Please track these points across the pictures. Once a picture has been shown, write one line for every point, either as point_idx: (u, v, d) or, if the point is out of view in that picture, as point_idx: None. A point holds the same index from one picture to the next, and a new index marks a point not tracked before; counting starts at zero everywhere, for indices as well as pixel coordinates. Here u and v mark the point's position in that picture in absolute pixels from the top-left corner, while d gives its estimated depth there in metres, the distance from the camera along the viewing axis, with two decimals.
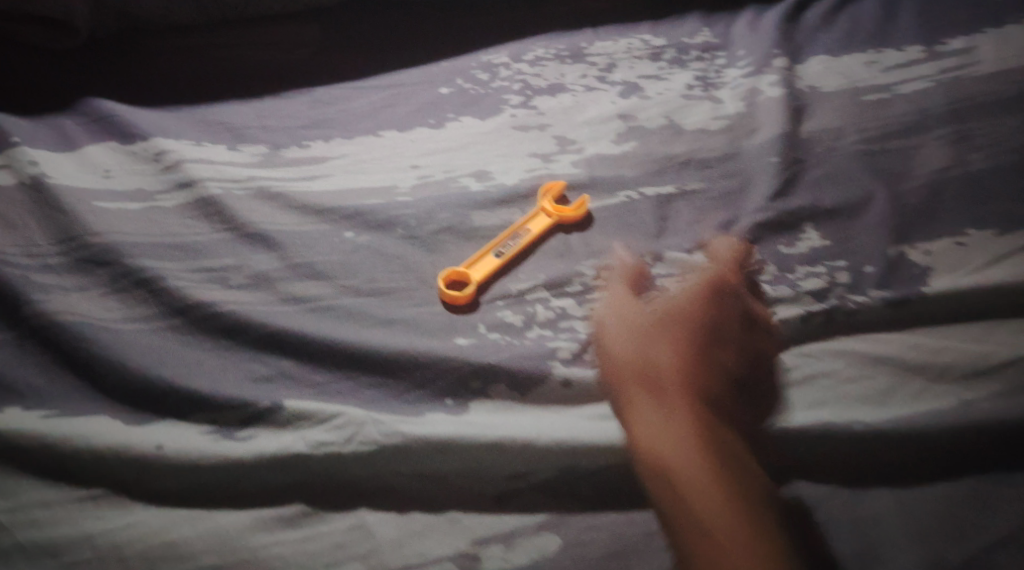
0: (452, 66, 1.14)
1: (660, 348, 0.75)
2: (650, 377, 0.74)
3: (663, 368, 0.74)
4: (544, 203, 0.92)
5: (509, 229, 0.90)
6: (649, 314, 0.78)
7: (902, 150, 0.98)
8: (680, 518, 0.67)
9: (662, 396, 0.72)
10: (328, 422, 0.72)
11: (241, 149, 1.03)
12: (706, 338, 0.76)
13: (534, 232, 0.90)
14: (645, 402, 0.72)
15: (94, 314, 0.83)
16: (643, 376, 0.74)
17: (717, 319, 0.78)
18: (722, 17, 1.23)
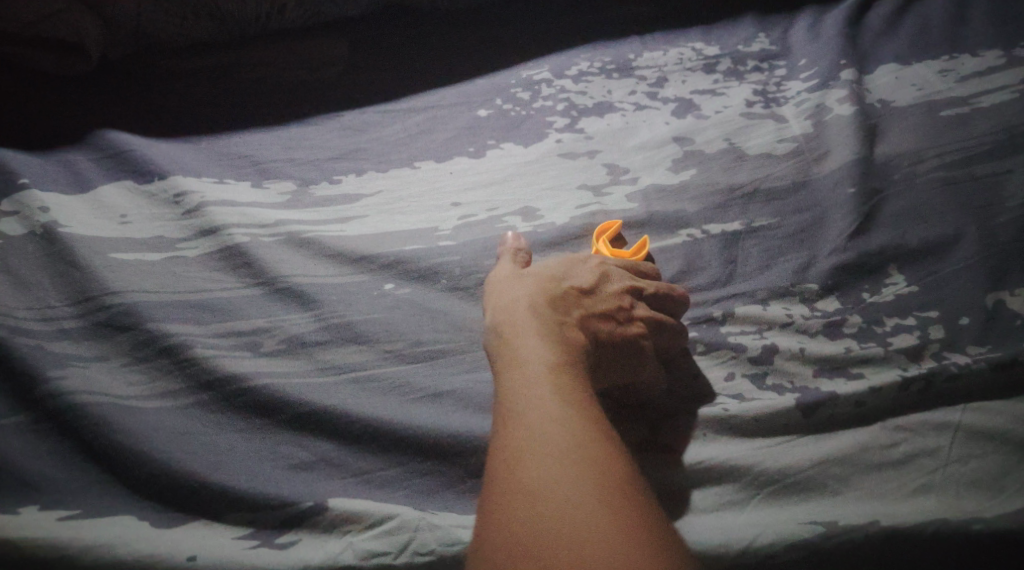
0: (490, 85, 1.06)
1: (528, 278, 0.77)
2: (512, 292, 0.76)
3: (524, 283, 0.76)
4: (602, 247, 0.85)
5: None
6: (522, 279, 0.76)
7: (991, 176, 0.89)
8: (503, 388, 0.68)
9: (522, 304, 0.73)
10: (377, 527, 0.68)
11: (268, 186, 0.95)
12: (570, 280, 0.77)
13: None
14: (506, 308, 0.74)
15: (115, 390, 0.75)
16: (507, 293, 0.76)
17: (586, 274, 0.78)
18: (778, 20, 1.14)
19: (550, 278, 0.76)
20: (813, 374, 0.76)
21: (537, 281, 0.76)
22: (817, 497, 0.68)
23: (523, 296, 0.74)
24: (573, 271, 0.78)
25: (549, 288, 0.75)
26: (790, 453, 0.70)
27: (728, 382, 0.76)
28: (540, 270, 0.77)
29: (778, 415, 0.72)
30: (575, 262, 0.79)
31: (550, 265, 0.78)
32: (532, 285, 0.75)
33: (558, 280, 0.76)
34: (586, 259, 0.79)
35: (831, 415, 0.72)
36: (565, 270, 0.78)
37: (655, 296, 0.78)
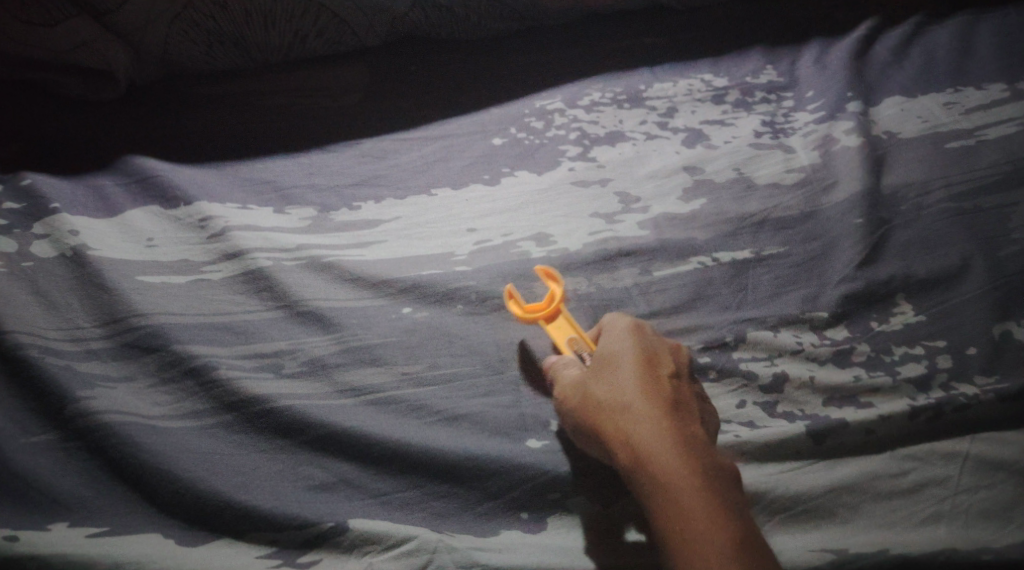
0: (505, 113, 1.09)
1: (620, 375, 0.72)
2: (611, 393, 0.71)
3: (617, 381, 0.72)
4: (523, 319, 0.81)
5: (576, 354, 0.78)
6: (618, 365, 0.72)
7: (995, 208, 0.91)
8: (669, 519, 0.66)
9: (641, 403, 0.70)
10: (396, 549, 0.70)
11: (289, 212, 0.97)
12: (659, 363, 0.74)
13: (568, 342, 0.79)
14: (623, 407, 0.70)
15: (143, 411, 0.77)
16: (608, 396, 0.71)
17: (656, 349, 0.74)
18: (786, 52, 1.16)
19: (645, 367, 0.72)
20: (822, 403, 0.77)
21: (635, 375, 0.72)
22: (827, 524, 0.70)
23: (632, 397, 0.71)
24: (648, 348, 0.74)
25: (651, 377, 0.72)
26: (802, 479, 0.71)
27: (739, 409, 0.77)
28: (618, 362, 0.73)
29: (788, 443, 0.73)
30: (635, 336, 0.75)
31: (622, 352, 0.73)
32: (631, 379, 0.72)
33: (647, 365, 0.72)
34: (643, 331, 0.75)
35: (841, 442, 0.72)
36: (645, 352, 0.73)
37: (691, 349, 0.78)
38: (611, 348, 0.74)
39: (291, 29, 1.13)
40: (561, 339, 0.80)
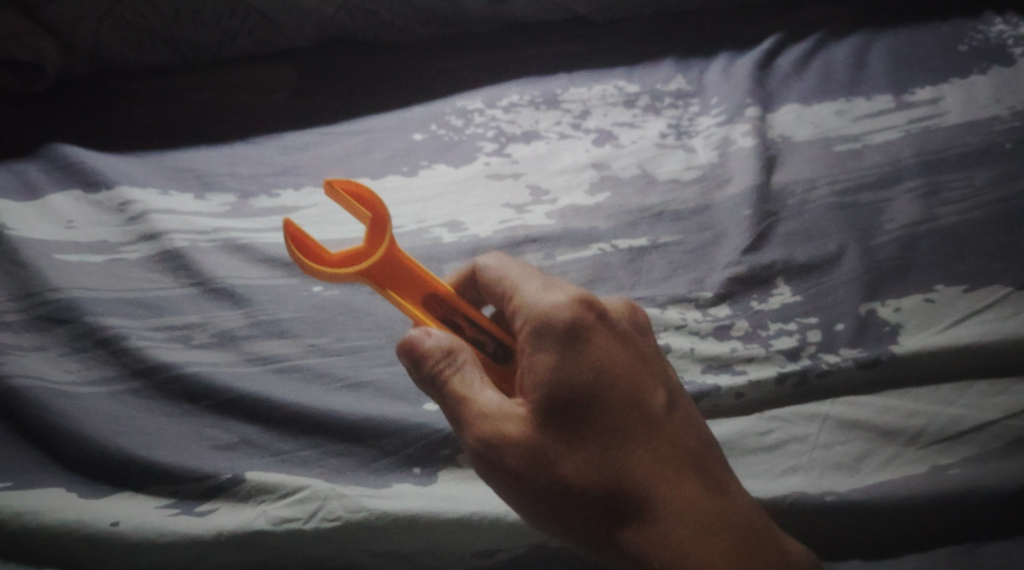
0: (426, 112, 1.13)
1: (586, 419, 0.67)
2: (584, 445, 0.67)
3: (587, 428, 0.67)
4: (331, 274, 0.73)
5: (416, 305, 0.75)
6: (580, 404, 0.67)
7: (874, 203, 0.98)
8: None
9: (623, 452, 0.67)
10: (291, 497, 0.71)
11: (209, 198, 1.00)
12: (624, 384, 0.68)
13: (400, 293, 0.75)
14: (605, 461, 0.67)
15: (52, 377, 0.80)
16: (582, 450, 0.67)
17: (611, 358, 0.68)
18: (695, 62, 1.23)
19: (615, 403, 0.67)
20: (700, 371, 0.82)
21: (606, 418, 0.67)
22: None
23: (611, 448, 0.67)
24: (605, 365, 0.68)
25: (623, 412, 0.68)
26: None
27: None
28: (579, 399, 0.67)
29: None
30: (583, 352, 0.67)
31: (580, 384, 0.67)
32: (604, 424, 0.67)
33: (613, 397, 0.67)
34: (590, 334, 0.68)
35: (715, 404, 0.79)
36: (604, 374, 0.67)
37: (630, 324, 0.71)
38: (565, 379, 0.67)
39: (220, 28, 1.18)
40: (417, 311, 0.75)
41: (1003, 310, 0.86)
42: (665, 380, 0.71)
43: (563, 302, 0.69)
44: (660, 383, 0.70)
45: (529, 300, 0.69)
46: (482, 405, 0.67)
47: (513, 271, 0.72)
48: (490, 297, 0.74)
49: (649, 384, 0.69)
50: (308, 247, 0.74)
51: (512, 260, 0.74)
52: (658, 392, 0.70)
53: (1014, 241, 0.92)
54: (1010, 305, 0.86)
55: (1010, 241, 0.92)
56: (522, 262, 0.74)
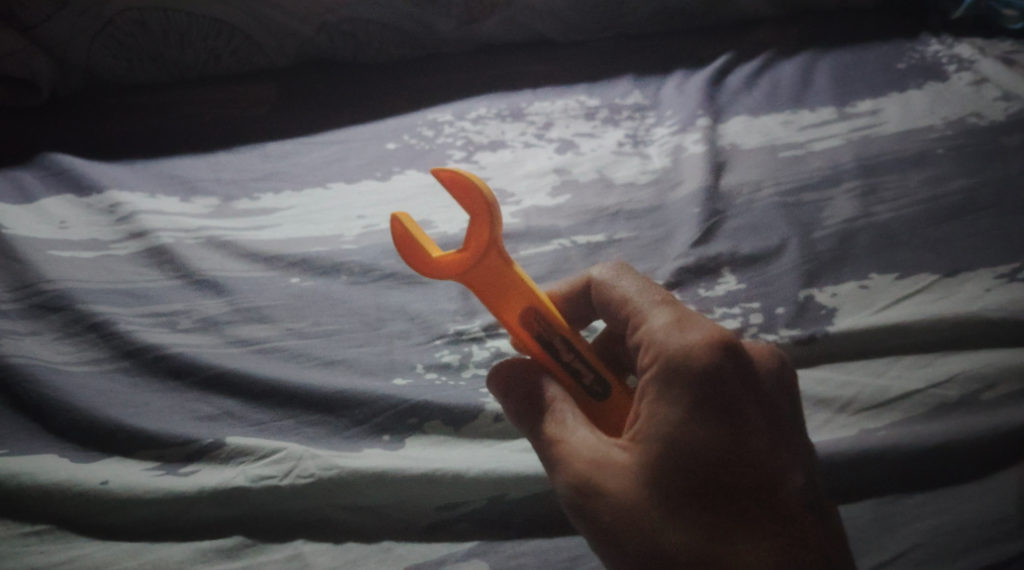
0: (400, 124, 1.21)
1: (698, 483, 0.66)
2: (690, 510, 0.66)
3: (697, 493, 0.66)
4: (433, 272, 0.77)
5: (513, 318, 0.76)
6: (687, 456, 0.66)
7: (815, 202, 1.05)
8: None
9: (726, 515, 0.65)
10: (267, 458, 0.77)
11: (194, 201, 1.07)
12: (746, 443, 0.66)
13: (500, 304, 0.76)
14: (703, 520, 0.65)
15: (46, 358, 0.86)
16: (680, 502, 0.66)
17: (741, 418, 0.66)
18: (653, 80, 1.32)
19: (728, 461, 0.65)
20: None
21: (716, 473, 0.65)
22: None
23: (719, 514, 0.65)
24: (726, 419, 0.66)
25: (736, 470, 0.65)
26: None
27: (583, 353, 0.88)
28: (693, 460, 0.66)
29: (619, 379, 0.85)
30: (710, 398, 0.66)
31: (697, 433, 0.66)
32: (716, 492, 0.65)
33: (736, 455, 0.65)
34: (721, 387, 0.66)
35: None
36: (724, 428, 0.66)
37: (774, 381, 0.69)
38: (684, 435, 0.66)
39: (205, 48, 1.27)
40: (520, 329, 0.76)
41: (931, 294, 0.93)
42: (803, 452, 0.67)
43: (699, 348, 0.67)
44: (795, 456, 0.67)
45: (659, 338, 0.69)
46: (576, 446, 0.70)
47: (644, 302, 0.72)
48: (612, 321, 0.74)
49: (783, 458, 0.66)
50: (410, 249, 0.77)
51: (648, 290, 0.73)
52: (791, 467, 0.66)
53: (943, 234, 0.99)
54: (938, 289, 0.93)
55: (939, 234, 0.99)
56: (659, 292, 0.73)
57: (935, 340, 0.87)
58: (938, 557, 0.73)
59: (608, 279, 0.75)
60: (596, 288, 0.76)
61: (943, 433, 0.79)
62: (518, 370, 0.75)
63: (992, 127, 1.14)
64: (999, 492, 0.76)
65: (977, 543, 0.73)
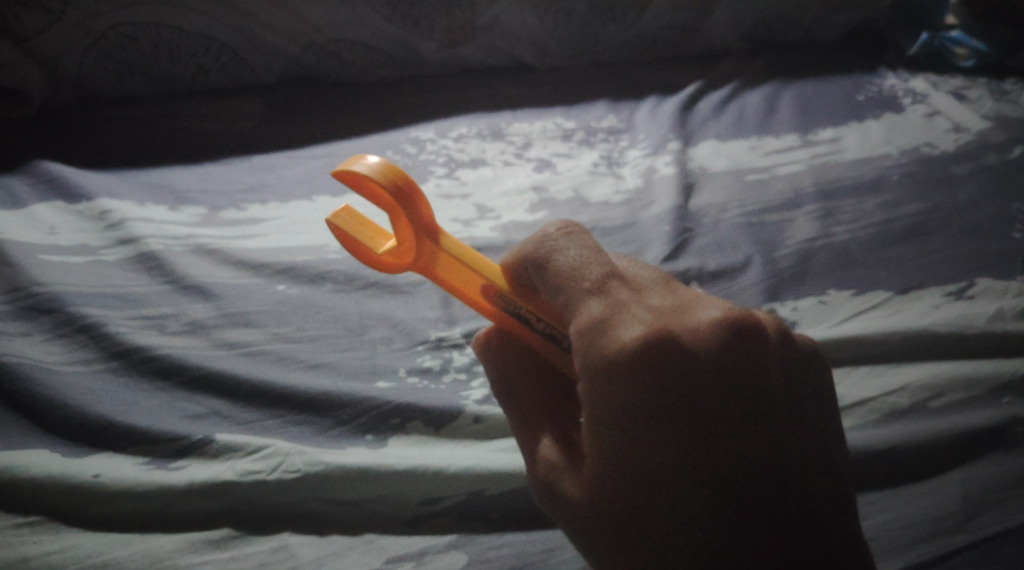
0: (383, 140, 1.25)
1: (656, 490, 0.66)
2: (643, 496, 0.66)
3: (650, 485, 0.66)
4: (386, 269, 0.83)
5: (469, 299, 0.80)
6: (631, 444, 0.65)
7: (778, 222, 1.11)
8: None
9: (679, 496, 0.65)
10: (255, 453, 0.80)
11: (182, 210, 1.10)
12: (690, 421, 0.65)
13: (453, 289, 0.81)
14: (657, 504, 0.66)
15: (38, 357, 0.88)
16: (632, 489, 0.66)
17: (680, 399, 0.65)
18: (626, 104, 1.37)
19: (672, 442, 0.65)
20: None
21: (662, 456, 0.65)
22: None
23: (671, 496, 0.65)
24: (664, 400, 0.65)
25: (682, 451, 0.65)
26: None
27: None
28: (635, 446, 0.65)
29: None
30: (646, 383, 0.65)
31: (638, 419, 0.65)
32: (669, 482, 0.65)
33: (679, 436, 0.65)
34: (660, 388, 0.65)
35: None
36: (663, 410, 0.65)
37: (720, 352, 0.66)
38: (629, 436, 0.65)
39: (194, 64, 1.30)
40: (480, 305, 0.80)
41: (885, 310, 0.98)
42: (763, 437, 0.66)
43: (627, 349, 0.65)
44: (745, 429, 0.65)
45: (586, 332, 0.66)
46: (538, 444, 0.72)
47: (574, 290, 0.68)
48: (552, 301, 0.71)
49: (737, 451, 0.65)
50: (358, 248, 0.83)
51: (577, 273, 0.68)
52: (749, 460, 0.65)
53: (897, 255, 1.05)
54: (892, 305, 0.99)
55: (893, 255, 1.05)
56: (590, 275, 0.68)
57: (887, 353, 0.93)
58: (891, 549, 0.78)
59: (539, 252, 0.71)
60: (532, 262, 0.71)
61: (891, 439, 0.85)
62: (495, 357, 0.77)
63: (943, 156, 1.21)
64: (943, 493, 0.82)
65: (924, 538, 0.79)
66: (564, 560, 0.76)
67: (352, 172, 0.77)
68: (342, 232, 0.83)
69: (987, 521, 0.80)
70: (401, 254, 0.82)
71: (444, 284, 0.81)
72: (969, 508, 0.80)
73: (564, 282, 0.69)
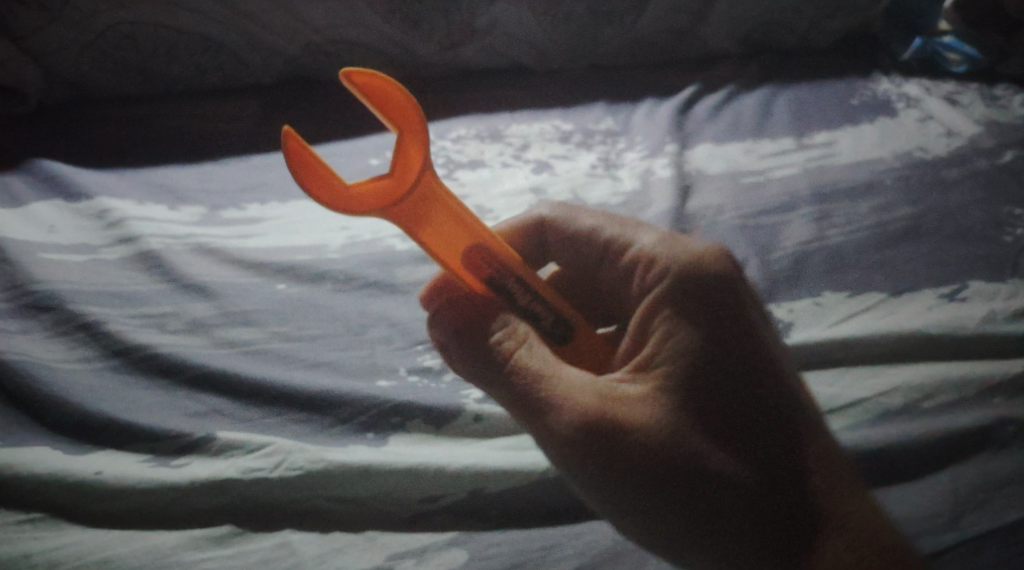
0: (381, 142, 1.26)
1: (714, 437, 0.72)
2: (711, 394, 0.73)
3: (721, 383, 0.73)
4: (349, 209, 0.75)
5: (450, 259, 0.78)
6: (702, 340, 0.74)
7: (774, 224, 1.12)
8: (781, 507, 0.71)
9: (742, 392, 0.73)
10: (257, 451, 0.81)
11: (181, 209, 1.10)
12: (751, 327, 0.75)
13: (432, 245, 0.78)
14: (722, 400, 0.73)
15: (38, 355, 0.89)
16: (700, 386, 0.73)
17: (742, 307, 0.75)
18: (623, 106, 1.38)
19: (740, 340, 0.74)
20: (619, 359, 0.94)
21: (729, 356, 0.73)
22: None
23: (734, 392, 0.73)
24: (732, 305, 0.75)
25: (745, 350, 0.74)
26: None
27: None
28: (709, 343, 0.73)
29: None
30: (717, 289, 0.75)
31: (712, 318, 0.74)
32: (737, 379, 0.73)
33: (745, 339, 0.74)
34: (727, 297, 0.75)
35: None
36: (730, 313, 0.74)
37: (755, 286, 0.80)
38: (703, 334, 0.74)
39: (193, 64, 1.31)
40: (455, 264, 0.78)
41: (879, 311, 1.00)
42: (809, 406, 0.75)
43: (698, 262, 0.76)
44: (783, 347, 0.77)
45: (651, 254, 0.78)
46: (569, 377, 0.75)
47: (621, 230, 0.81)
48: (578, 255, 0.84)
49: (789, 414, 0.73)
50: (326, 182, 0.75)
51: (619, 221, 0.82)
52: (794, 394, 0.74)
53: (891, 257, 1.07)
54: (887, 307, 1.00)
55: (887, 257, 1.07)
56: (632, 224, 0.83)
57: (881, 354, 0.94)
58: None
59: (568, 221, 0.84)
60: (552, 229, 0.84)
61: (885, 438, 0.86)
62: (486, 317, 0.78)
63: (935, 161, 1.22)
64: (933, 492, 0.83)
65: (916, 534, 0.81)
66: (563, 557, 0.77)
67: (377, 78, 0.75)
68: (311, 162, 0.75)
69: (974, 520, 0.81)
70: (383, 196, 0.76)
71: (418, 238, 0.78)
72: (960, 505, 0.82)
73: (599, 233, 0.82)
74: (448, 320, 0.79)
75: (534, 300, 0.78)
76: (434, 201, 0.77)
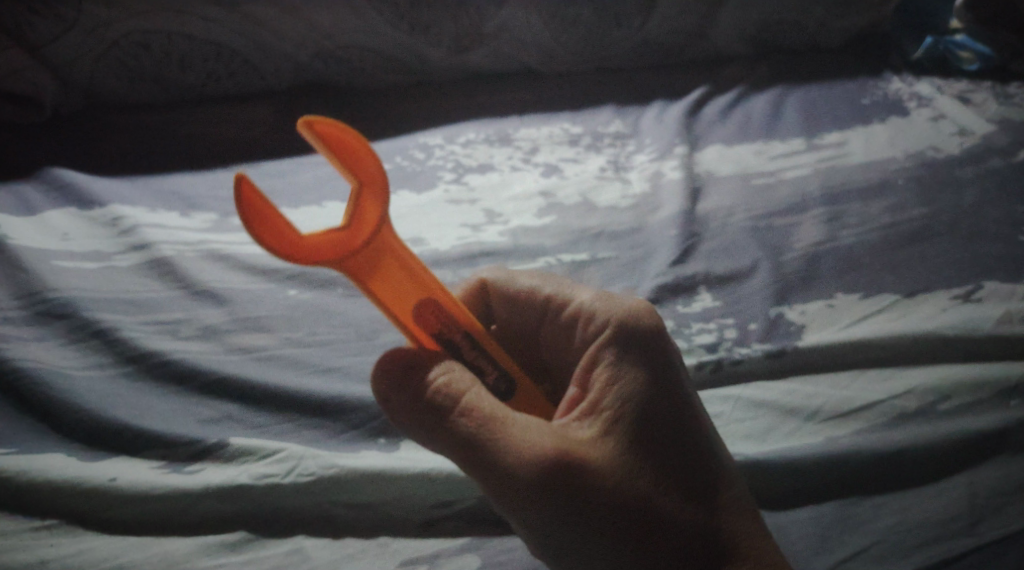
0: (390, 147, 1.26)
1: (650, 486, 0.72)
2: (656, 442, 0.74)
3: (663, 431, 0.74)
4: (303, 261, 0.72)
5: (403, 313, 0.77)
6: (648, 391, 0.75)
7: (785, 226, 1.11)
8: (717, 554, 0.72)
9: (682, 440, 0.74)
10: (270, 457, 0.81)
11: (193, 216, 1.11)
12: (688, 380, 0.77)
13: (386, 299, 0.76)
14: (665, 449, 0.73)
15: (53, 363, 0.89)
16: (644, 436, 0.74)
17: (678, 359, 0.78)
18: (633, 109, 1.38)
19: (681, 389, 0.76)
20: None
21: (672, 404, 0.75)
22: None
23: (676, 441, 0.74)
24: (672, 356, 0.77)
25: (685, 400, 0.76)
26: None
27: None
28: (652, 392, 0.75)
29: None
30: (660, 341, 0.77)
31: (655, 369, 0.76)
32: (679, 428, 0.74)
33: (683, 389, 0.76)
34: (666, 348, 0.77)
35: None
36: (671, 365, 0.76)
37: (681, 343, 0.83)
38: (649, 382, 0.75)
39: (203, 71, 1.31)
40: (411, 324, 0.78)
41: (893, 312, 0.99)
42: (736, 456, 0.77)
43: (638, 315, 0.79)
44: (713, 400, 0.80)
45: (595, 306, 0.80)
46: (523, 422, 0.73)
47: (562, 286, 0.84)
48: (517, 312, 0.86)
49: (722, 464, 0.75)
50: (274, 225, 0.70)
51: (558, 279, 0.84)
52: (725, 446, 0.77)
53: (904, 258, 1.06)
54: (900, 308, 1.00)
55: (900, 258, 1.06)
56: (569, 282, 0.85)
57: (894, 356, 0.93)
58: (895, 552, 0.80)
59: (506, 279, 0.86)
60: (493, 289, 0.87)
61: (900, 441, 0.85)
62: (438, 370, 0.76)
63: (948, 160, 1.21)
64: (948, 496, 0.83)
65: (933, 538, 0.80)
66: None
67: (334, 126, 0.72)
68: (261, 203, 0.70)
69: (994, 524, 0.81)
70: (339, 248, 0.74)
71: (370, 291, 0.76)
72: (977, 510, 0.82)
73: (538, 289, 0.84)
74: (391, 368, 0.76)
75: (481, 356, 0.78)
76: (386, 257, 0.76)
